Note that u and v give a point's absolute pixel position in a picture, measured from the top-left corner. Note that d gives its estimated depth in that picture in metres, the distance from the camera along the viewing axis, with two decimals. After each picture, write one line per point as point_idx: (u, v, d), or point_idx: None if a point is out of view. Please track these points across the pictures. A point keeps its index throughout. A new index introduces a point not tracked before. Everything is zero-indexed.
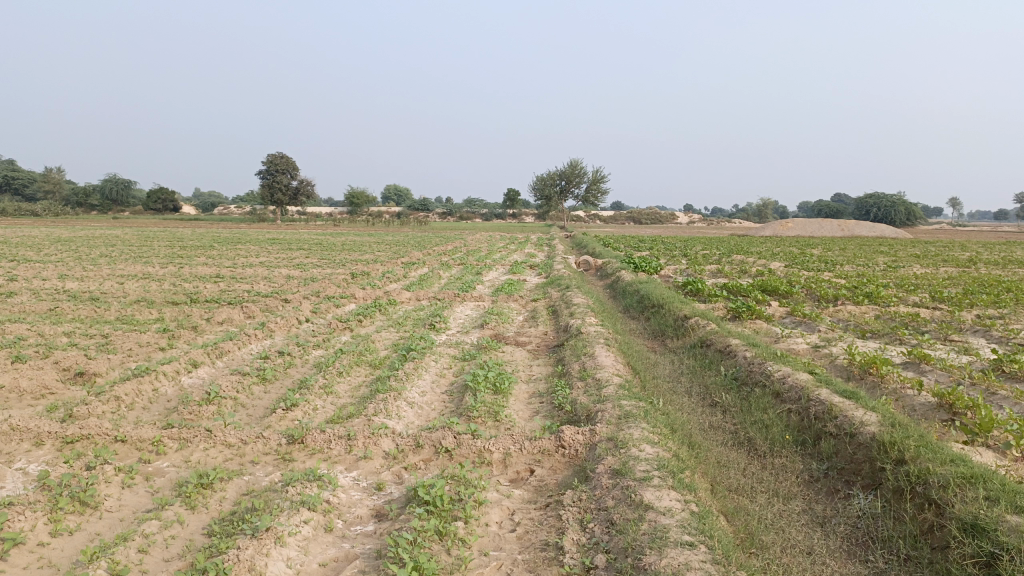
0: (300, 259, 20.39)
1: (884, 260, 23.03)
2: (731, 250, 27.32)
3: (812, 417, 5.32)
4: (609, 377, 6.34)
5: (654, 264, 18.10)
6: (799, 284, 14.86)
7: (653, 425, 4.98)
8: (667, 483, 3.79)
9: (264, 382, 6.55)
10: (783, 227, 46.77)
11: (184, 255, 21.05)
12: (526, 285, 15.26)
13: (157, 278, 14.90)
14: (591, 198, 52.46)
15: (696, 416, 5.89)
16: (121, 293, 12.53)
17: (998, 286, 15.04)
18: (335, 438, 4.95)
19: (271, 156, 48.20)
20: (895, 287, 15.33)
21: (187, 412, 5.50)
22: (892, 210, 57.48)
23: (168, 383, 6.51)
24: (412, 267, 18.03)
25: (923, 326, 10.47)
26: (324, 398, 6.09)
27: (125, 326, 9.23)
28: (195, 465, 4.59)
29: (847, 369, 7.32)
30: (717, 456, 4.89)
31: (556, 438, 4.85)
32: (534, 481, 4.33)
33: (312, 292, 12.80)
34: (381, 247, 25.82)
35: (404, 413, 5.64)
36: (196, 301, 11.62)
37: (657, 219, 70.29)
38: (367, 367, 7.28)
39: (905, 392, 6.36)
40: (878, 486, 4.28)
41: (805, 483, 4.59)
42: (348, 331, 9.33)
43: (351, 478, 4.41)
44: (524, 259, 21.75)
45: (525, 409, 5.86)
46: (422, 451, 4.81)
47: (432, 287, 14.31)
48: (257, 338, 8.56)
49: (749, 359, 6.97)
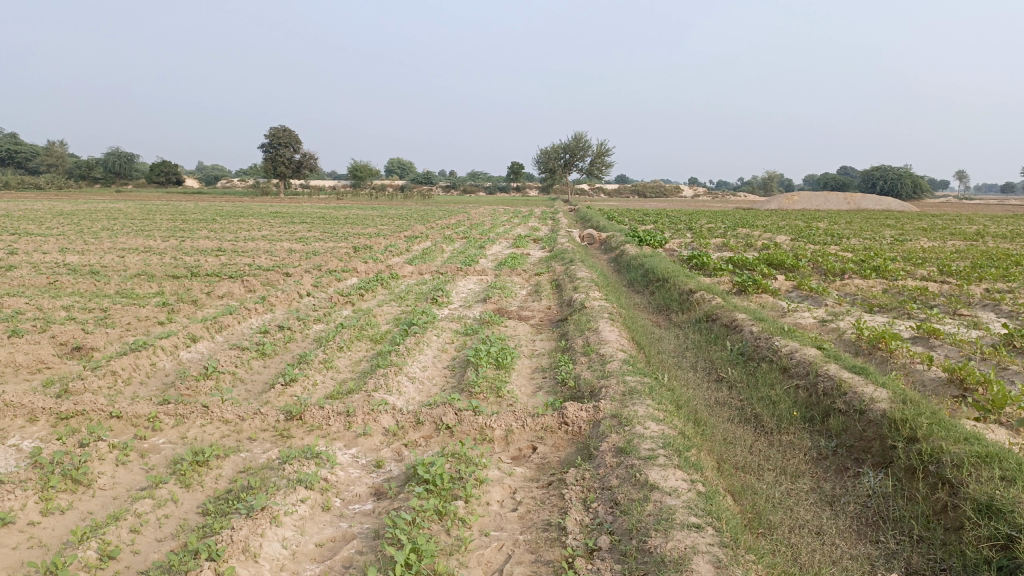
0: (302, 233, 20.25)
1: (890, 233, 22.85)
2: (736, 223, 27.12)
3: (820, 393, 5.21)
4: (614, 352, 6.24)
5: (659, 238, 17.94)
6: (806, 258, 14.68)
7: (658, 401, 4.87)
8: (673, 462, 3.69)
9: (263, 357, 6.47)
10: (789, 199, 46.37)
11: (186, 228, 20.93)
12: (530, 258, 15.13)
13: (158, 251, 14.80)
14: (596, 171, 52.06)
15: (702, 391, 5.79)
16: (122, 266, 12.45)
17: (1007, 259, 14.88)
18: (334, 414, 4.85)
19: (273, 128, 47.96)
20: (903, 261, 15.17)
21: (185, 387, 5.42)
22: (898, 183, 57.04)
23: (166, 357, 6.43)
24: (415, 240, 17.92)
25: (931, 301, 10.33)
26: (323, 373, 6.00)
27: (125, 300, 9.15)
28: (190, 442, 4.50)
29: (855, 344, 7.20)
30: (722, 433, 4.79)
31: (559, 414, 4.75)
32: (536, 459, 4.24)
33: (314, 266, 12.70)
34: (384, 221, 25.73)
35: (405, 388, 5.55)
36: (197, 274, 11.53)
37: (662, 192, 69.83)
38: (368, 341, 7.18)
39: (915, 367, 6.26)
40: (888, 464, 4.18)
41: (813, 461, 4.50)
42: (349, 306, 9.23)
43: (350, 455, 4.33)
44: (528, 233, 21.53)
45: (528, 384, 5.76)
46: (423, 427, 4.72)
47: (435, 260, 14.19)
48: (257, 312, 8.46)
49: (756, 334, 6.86)
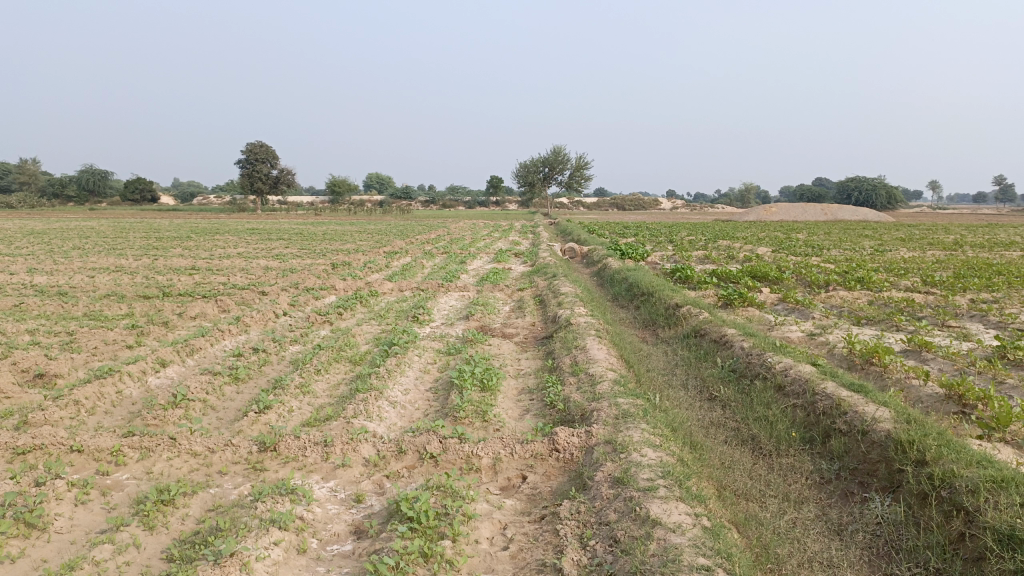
0: (279, 250, 19.90)
1: (869, 244, 22.94)
2: (716, 235, 27.15)
3: (818, 412, 5.01)
4: (603, 372, 6.01)
5: (641, 251, 17.81)
6: (789, 270, 14.57)
7: (653, 425, 4.65)
8: (675, 494, 3.46)
9: (236, 382, 6.17)
10: (767, 211, 46.60)
11: (160, 246, 20.49)
12: (512, 273, 14.93)
13: (130, 270, 14.41)
14: (575, 184, 52.05)
15: (695, 412, 5.58)
16: (92, 286, 12.06)
17: (988, 268, 14.88)
18: (310, 444, 4.58)
19: (250, 143, 47.57)
20: (885, 271, 15.13)
21: (151, 417, 5.11)
22: (873, 193, 57.70)
23: (134, 384, 6.11)
24: (394, 256, 17.63)
25: (919, 312, 10.23)
26: (300, 398, 5.72)
27: (93, 323, 8.79)
28: (156, 478, 4.21)
29: (847, 359, 7.04)
30: (720, 457, 4.57)
31: (549, 440, 4.51)
32: (527, 489, 4.00)
33: (291, 284, 12.39)
34: (363, 237, 25.39)
35: (386, 414, 5.28)
36: (169, 294, 11.18)
37: (641, 204, 69.96)
38: (346, 364, 6.90)
39: (910, 383, 6.09)
40: (896, 490, 3.98)
41: (815, 485, 4.29)
42: (327, 326, 8.94)
43: (328, 489, 4.06)
44: (509, 247, 21.29)
45: (515, 407, 5.52)
46: (405, 457, 4.46)
47: (415, 276, 13.93)
48: (231, 333, 8.16)
49: (747, 350, 6.66)
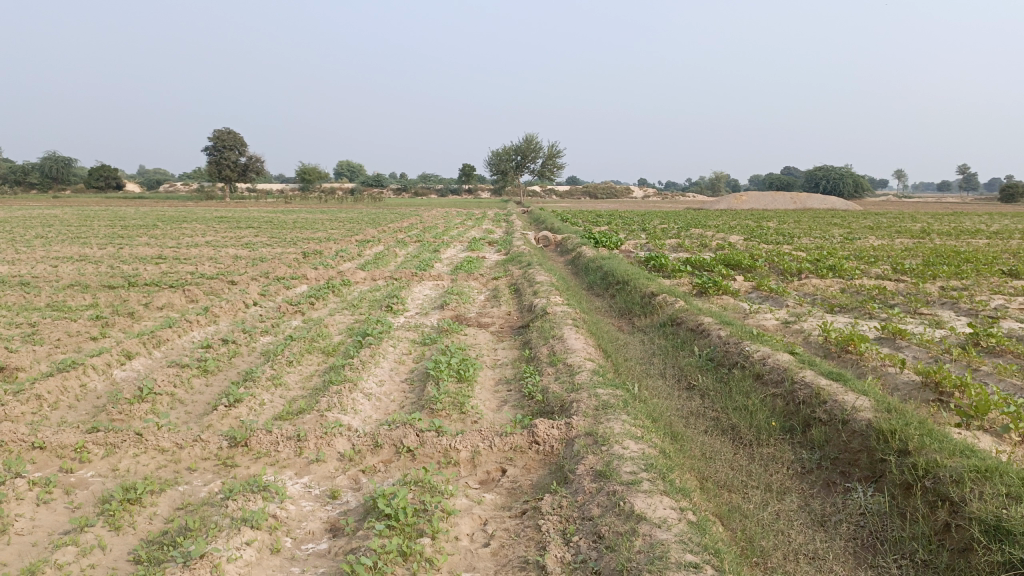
0: (248, 238, 19.59)
1: (839, 232, 23.21)
2: (688, 223, 27.25)
3: (798, 402, 4.98)
4: (582, 362, 5.95)
5: (615, 239, 17.79)
6: (762, 258, 14.63)
7: (634, 416, 4.58)
8: (659, 488, 3.40)
9: (205, 374, 6.00)
10: (738, 199, 46.90)
11: (126, 234, 20.03)
12: (486, 262, 14.81)
13: (94, 259, 14.05)
14: (547, 173, 51.97)
15: (674, 401, 5.53)
16: (54, 276, 11.72)
17: (956, 256, 15.09)
18: (283, 439, 4.44)
19: (218, 130, 46.77)
20: (856, 259, 15.26)
21: (117, 412, 4.94)
22: (841, 182, 58.44)
23: (98, 377, 5.92)
24: (366, 244, 17.41)
25: (890, 300, 10.31)
26: (272, 391, 5.57)
27: (55, 314, 8.52)
28: (123, 475, 4.06)
29: (823, 346, 7.05)
30: (701, 448, 4.53)
31: (529, 432, 4.43)
32: (507, 483, 3.91)
33: (261, 273, 12.16)
34: (334, 225, 25.12)
35: (361, 407, 5.16)
36: (135, 284, 10.91)
37: (613, 193, 70.09)
38: (319, 355, 6.76)
39: (887, 370, 6.11)
40: (879, 480, 3.96)
41: (797, 475, 4.27)
42: (299, 316, 8.76)
43: (301, 485, 3.94)
44: (482, 236, 21.16)
45: (493, 399, 5.44)
46: (382, 451, 4.35)
47: (388, 265, 13.76)
48: (200, 324, 7.96)
49: (725, 339, 6.62)
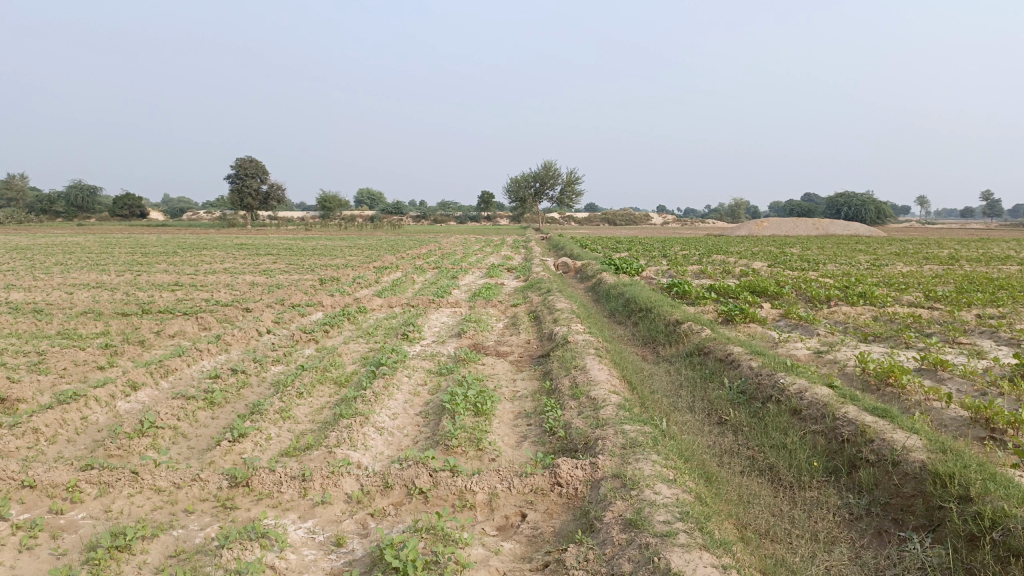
0: (266, 265, 19.51)
1: (865, 258, 22.75)
2: (710, 249, 26.82)
3: (842, 440, 4.62)
4: (606, 395, 5.61)
5: (636, 266, 17.48)
6: (788, 285, 14.22)
7: (665, 455, 4.25)
8: (697, 541, 3.06)
9: (211, 407, 5.74)
10: (758, 225, 46.49)
11: (145, 262, 19.99)
12: (505, 288, 14.54)
13: (110, 287, 13.94)
14: (566, 199, 51.80)
15: (705, 439, 5.18)
16: (69, 304, 11.58)
17: (990, 283, 14.60)
18: (287, 478, 4.15)
19: (240, 158, 47.19)
20: (886, 286, 14.79)
21: (115, 447, 4.67)
22: (863, 208, 57.81)
23: (100, 409, 5.68)
24: (384, 271, 17.23)
25: (926, 328, 9.88)
26: (279, 425, 5.29)
27: (64, 342, 8.33)
28: (115, 518, 3.77)
29: (860, 378, 6.67)
30: (738, 491, 4.19)
31: (550, 473, 4.11)
32: (527, 530, 3.59)
33: (276, 300, 11.96)
34: (352, 252, 24.99)
35: (372, 442, 4.86)
36: (148, 312, 10.73)
37: (633, 220, 69.76)
38: (331, 385, 6.48)
39: (932, 406, 5.72)
40: (937, 529, 3.60)
41: (844, 523, 3.92)
42: (313, 344, 8.52)
43: (305, 531, 3.63)
44: (501, 262, 20.91)
45: (512, 434, 5.11)
46: (392, 493, 4.04)
47: (405, 292, 13.53)
48: (210, 353, 7.72)
49: (757, 371, 6.26)
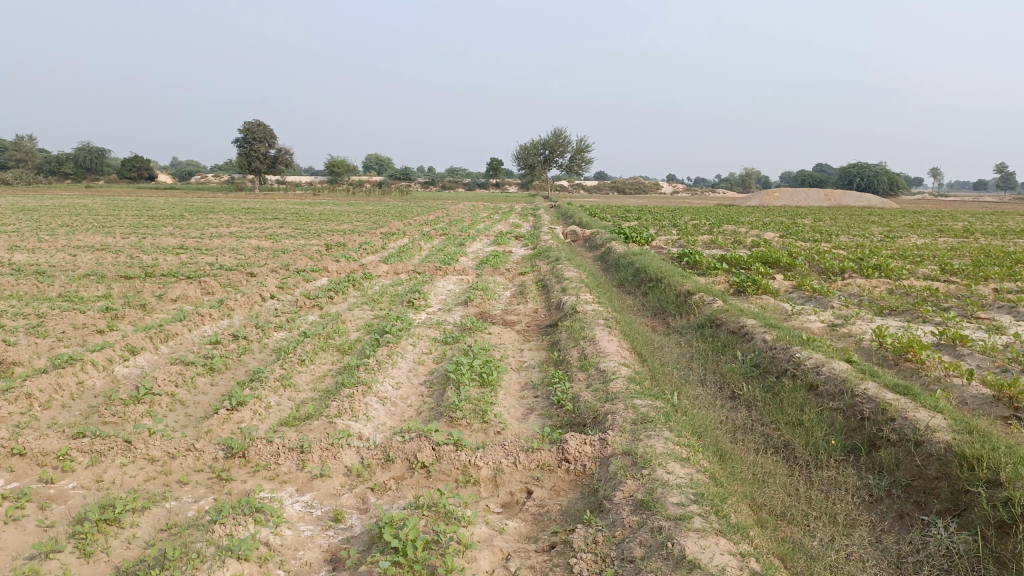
0: (273, 229, 19.31)
1: (878, 230, 22.41)
2: (720, 219, 26.53)
3: (861, 418, 4.45)
4: (616, 367, 5.44)
5: (646, 235, 17.23)
6: (800, 256, 13.97)
7: (678, 431, 4.08)
8: (713, 526, 2.90)
9: (210, 373, 5.60)
10: (769, 195, 45.94)
11: (151, 224, 19.84)
12: (512, 256, 14.34)
13: (114, 249, 13.80)
14: (576, 167, 51.31)
15: (717, 414, 5.02)
16: (72, 265, 11.45)
17: (1006, 257, 14.31)
18: (284, 450, 4.00)
19: (248, 122, 46.78)
20: (900, 258, 14.50)
21: (109, 414, 4.54)
22: (876, 179, 57.10)
23: (97, 374, 5.55)
24: (391, 237, 17.03)
25: (943, 302, 9.65)
26: (279, 393, 5.15)
27: (65, 305, 8.19)
28: (106, 489, 3.65)
29: (877, 353, 6.48)
30: (753, 470, 4.03)
31: (558, 448, 3.95)
32: (533, 508, 3.44)
33: (281, 264, 11.79)
34: (359, 217, 24.77)
35: (374, 412, 4.72)
36: (152, 275, 10.58)
37: (642, 189, 69.13)
38: (334, 353, 6.34)
39: (952, 382, 5.54)
40: (963, 514, 3.43)
41: (864, 505, 3.76)
42: (316, 310, 8.36)
43: (302, 505, 3.50)
44: (509, 230, 20.62)
45: (518, 406, 4.97)
46: (393, 467, 3.89)
47: (412, 258, 13.35)
48: (212, 317, 7.58)
49: (771, 344, 6.07)
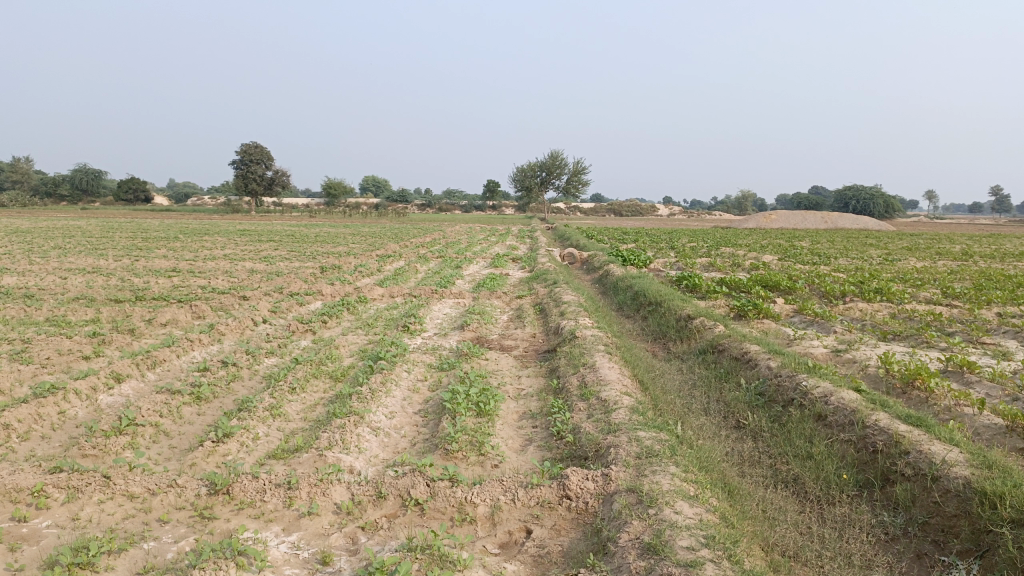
0: (267, 252, 19.16)
1: (877, 252, 22.33)
2: (718, 241, 26.42)
3: (873, 451, 4.27)
4: (617, 396, 5.26)
5: (644, 257, 17.10)
6: (800, 279, 13.85)
7: (683, 466, 3.90)
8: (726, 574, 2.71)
9: (197, 402, 5.41)
10: (766, 217, 45.97)
11: (145, 247, 19.69)
12: (509, 279, 14.18)
13: (106, 272, 13.62)
14: (572, 189, 51.36)
15: (722, 445, 4.84)
16: (62, 289, 11.26)
17: (1007, 280, 14.19)
18: (271, 486, 3.81)
19: (245, 144, 46.80)
20: (900, 282, 14.36)
21: (89, 447, 4.34)
22: (871, 202, 57.27)
23: (80, 403, 5.36)
24: (387, 260, 16.88)
25: (947, 327, 9.50)
26: (268, 423, 4.95)
27: (52, 330, 8.00)
28: (82, 528, 3.45)
29: (884, 381, 6.30)
30: (762, 506, 3.85)
31: (558, 484, 3.76)
32: (533, 549, 3.25)
33: (275, 288, 11.62)
34: (355, 239, 24.63)
35: (366, 444, 4.53)
36: (142, 298, 10.40)
37: (638, 211, 69.24)
38: (326, 380, 6.15)
39: (963, 412, 5.37)
40: (986, 555, 3.24)
41: (880, 544, 3.58)
42: (309, 335, 8.18)
43: (289, 546, 3.30)
44: (506, 252, 20.49)
45: (516, 437, 4.78)
46: (385, 504, 3.70)
47: (408, 282, 13.18)
48: (202, 343, 7.40)
49: (776, 371, 5.90)
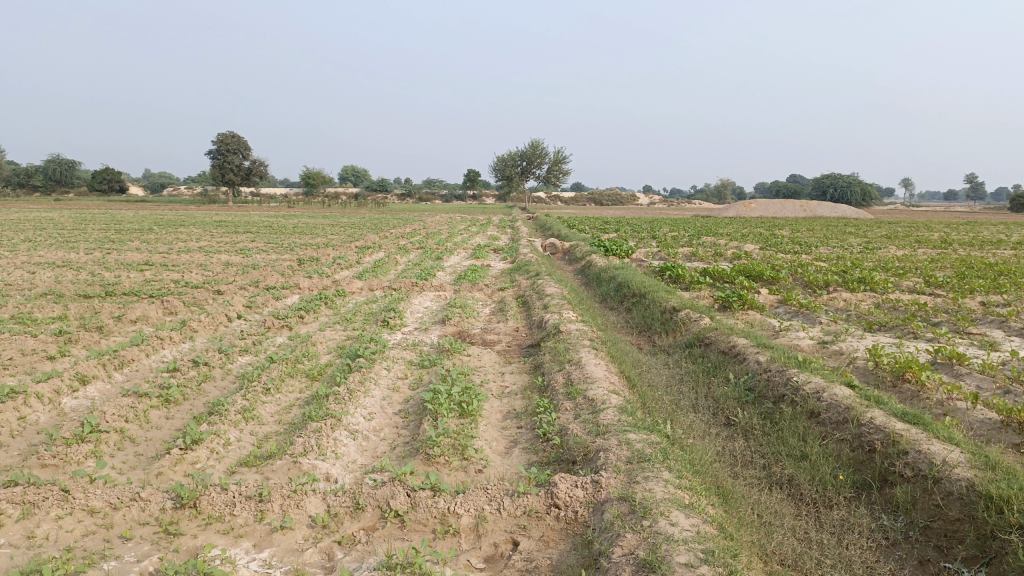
0: (244, 243, 18.78)
1: (857, 241, 22.34)
2: (698, 230, 26.38)
3: (870, 451, 4.13)
4: (605, 395, 5.09)
5: (626, 247, 16.96)
6: (783, 268, 13.75)
7: (676, 471, 3.73)
8: None
9: (166, 405, 5.17)
10: (745, 206, 46.13)
11: (117, 239, 19.26)
12: (491, 271, 13.97)
13: (76, 266, 13.23)
14: (553, 179, 51.12)
15: (713, 445, 4.67)
16: (28, 284, 10.89)
17: (989, 268, 14.16)
18: (242, 498, 3.59)
19: (221, 134, 46.08)
20: (883, 271, 14.32)
21: (48, 457, 4.10)
22: (849, 190, 57.62)
23: (41, 408, 5.10)
24: (366, 251, 16.60)
25: (932, 316, 9.43)
26: (240, 426, 4.73)
27: (16, 328, 7.69)
28: (37, 547, 3.21)
29: (873, 374, 6.17)
30: (758, 512, 3.69)
31: (546, 492, 3.58)
32: (521, 563, 3.07)
33: (250, 282, 11.33)
34: (335, 230, 24.31)
35: (343, 449, 4.32)
36: (112, 294, 10.07)
37: (619, 200, 69.21)
38: (302, 379, 5.92)
39: (956, 407, 5.25)
40: (993, 563, 3.11)
41: (881, 550, 3.44)
42: (285, 331, 7.93)
43: (260, 564, 3.10)
44: (487, 243, 20.28)
45: (500, 439, 4.60)
46: (363, 516, 3.50)
47: (387, 274, 12.94)
48: (174, 340, 7.14)
49: (765, 366, 5.74)
